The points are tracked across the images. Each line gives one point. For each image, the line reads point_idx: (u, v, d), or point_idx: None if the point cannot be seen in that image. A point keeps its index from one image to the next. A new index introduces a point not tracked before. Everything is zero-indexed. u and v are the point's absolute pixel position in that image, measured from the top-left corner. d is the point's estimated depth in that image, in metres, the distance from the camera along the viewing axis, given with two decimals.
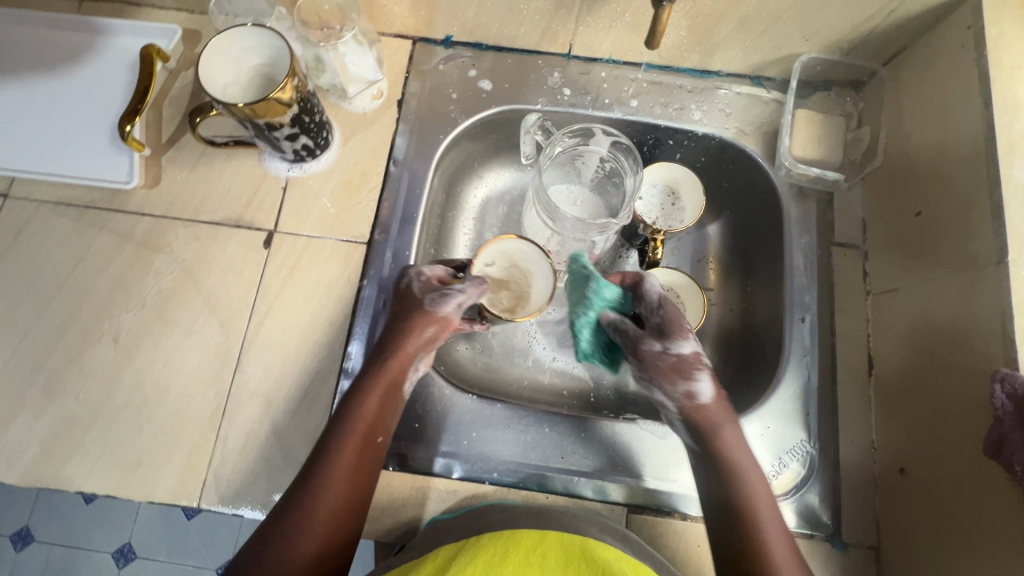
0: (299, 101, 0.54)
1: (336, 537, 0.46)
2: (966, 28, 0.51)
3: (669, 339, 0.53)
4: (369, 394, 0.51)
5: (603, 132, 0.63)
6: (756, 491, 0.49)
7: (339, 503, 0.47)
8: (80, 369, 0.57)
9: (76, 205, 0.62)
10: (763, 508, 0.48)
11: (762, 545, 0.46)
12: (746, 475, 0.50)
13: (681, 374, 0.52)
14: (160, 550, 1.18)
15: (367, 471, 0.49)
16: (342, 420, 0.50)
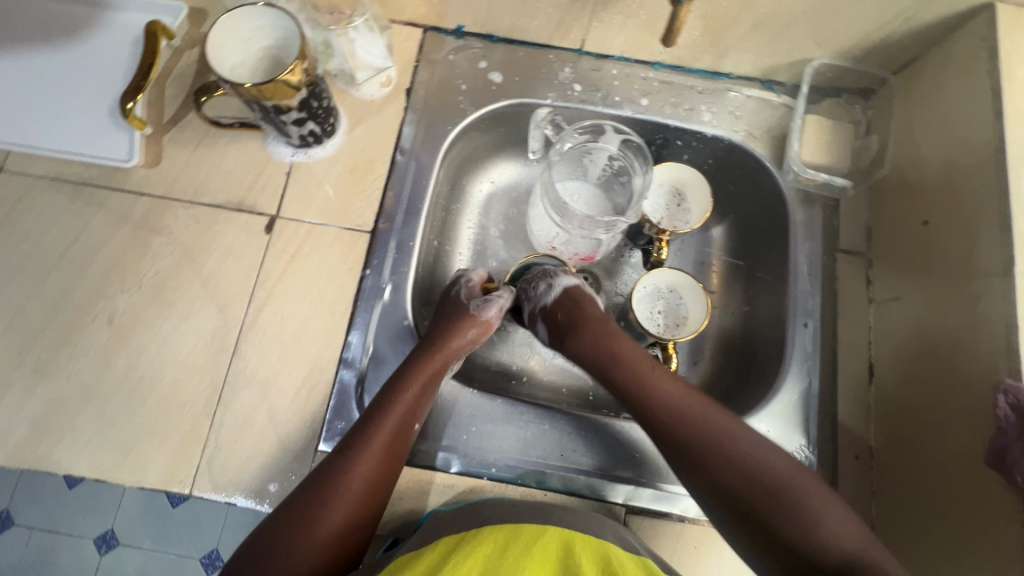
0: (308, 84, 0.53)
1: (354, 520, 0.48)
2: (980, 40, 0.51)
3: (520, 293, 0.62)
4: (413, 380, 0.52)
5: (614, 129, 0.64)
6: (653, 377, 0.54)
7: (363, 487, 0.48)
8: (72, 350, 0.56)
9: (74, 181, 0.60)
10: (667, 383, 0.53)
11: (682, 416, 0.51)
12: (639, 361, 0.55)
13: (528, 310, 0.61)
14: None
15: (398, 457, 0.50)
16: (387, 400, 0.51)
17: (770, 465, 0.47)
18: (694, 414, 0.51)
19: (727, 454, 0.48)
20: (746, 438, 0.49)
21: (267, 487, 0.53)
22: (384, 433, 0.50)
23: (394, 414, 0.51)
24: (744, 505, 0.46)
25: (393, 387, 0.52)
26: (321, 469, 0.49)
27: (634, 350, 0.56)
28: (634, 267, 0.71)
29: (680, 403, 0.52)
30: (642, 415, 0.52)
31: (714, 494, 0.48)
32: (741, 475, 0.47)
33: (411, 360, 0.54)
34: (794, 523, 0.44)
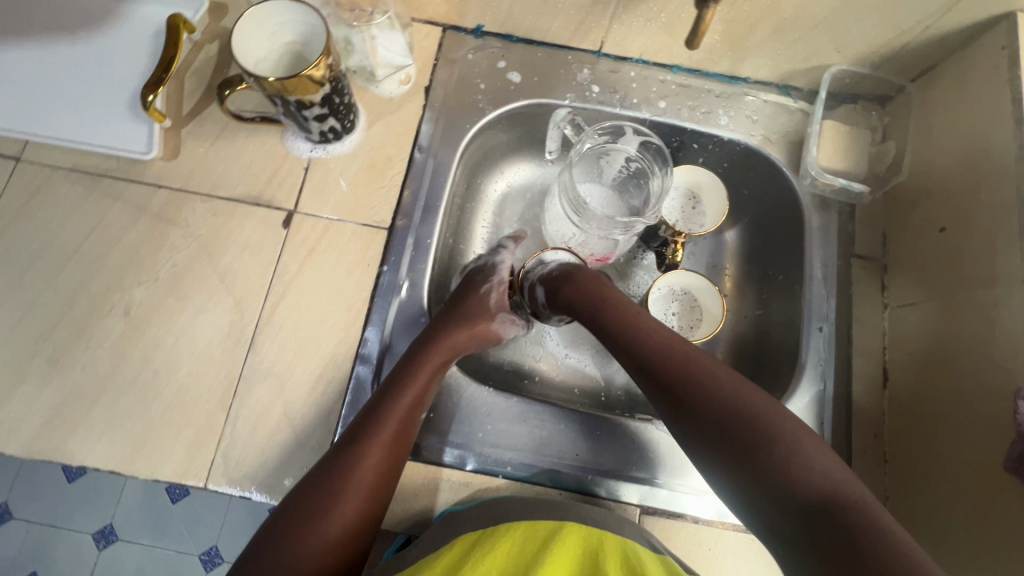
0: (331, 80, 0.53)
1: (362, 517, 0.47)
2: (1000, 49, 0.52)
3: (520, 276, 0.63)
4: (418, 372, 0.52)
5: (633, 131, 0.64)
6: (643, 322, 0.52)
7: (368, 483, 0.48)
8: (87, 341, 0.55)
9: (91, 172, 0.60)
10: (658, 329, 0.52)
11: (669, 360, 0.49)
12: (631, 309, 0.54)
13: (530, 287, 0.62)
14: (143, 533, 1.16)
15: (403, 451, 0.50)
16: (388, 397, 0.51)
17: (756, 407, 0.45)
18: (681, 357, 0.49)
19: (712, 395, 0.46)
20: (735, 383, 0.47)
21: (282, 481, 0.53)
22: (388, 427, 0.49)
23: (399, 409, 0.50)
24: (724, 446, 0.44)
25: (402, 379, 0.52)
26: (327, 464, 0.48)
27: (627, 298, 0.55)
28: (648, 268, 0.71)
29: (669, 347, 0.50)
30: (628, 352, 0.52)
31: (696, 437, 0.46)
32: (725, 416, 0.45)
33: (416, 353, 0.54)
34: (774, 464, 0.42)
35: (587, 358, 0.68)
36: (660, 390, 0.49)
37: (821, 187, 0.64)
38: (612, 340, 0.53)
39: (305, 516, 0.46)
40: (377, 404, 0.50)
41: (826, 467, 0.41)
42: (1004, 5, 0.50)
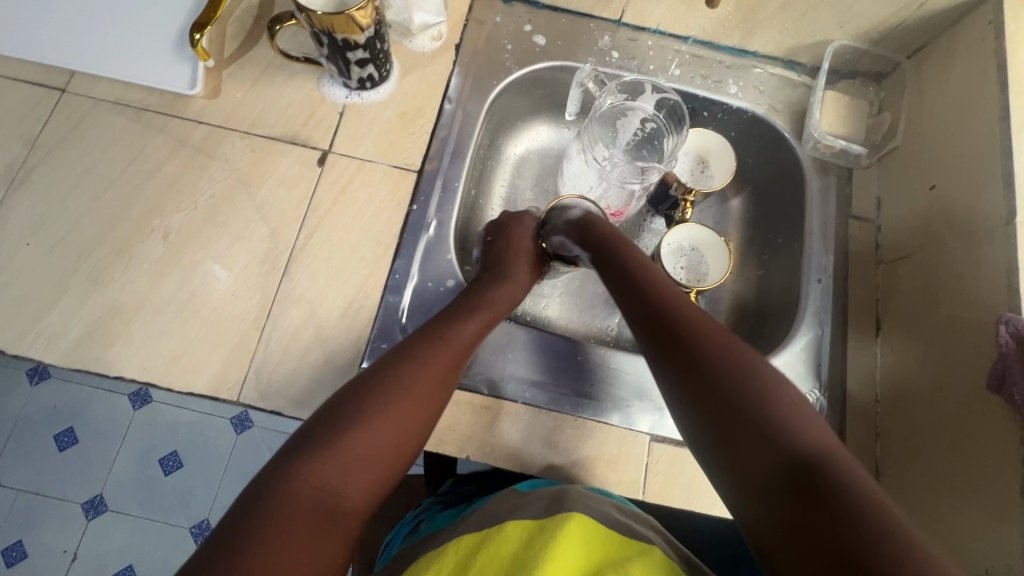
0: (374, 24, 0.57)
1: (404, 443, 0.47)
2: (988, 23, 0.57)
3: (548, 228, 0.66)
4: (471, 318, 0.54)
5: (652, 89, 0.69)
6: (674, 303, 0.50)
7: (417, 409, 0.48)
8: (126, 261, 0.58)
9: (135, 106, 0.63)
10: (686, 310, 0.49)
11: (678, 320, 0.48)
12: (660, 289, 0.52)
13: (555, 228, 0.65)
14: (133, 504, 1.13)
15: (449, 389, 0.51)
16: (444, 335, 0.52)
17: (776, 401, 0.41)
18: (702, 338, 0.46)
19: (727, 374, 0.43)
20: (762, 373, 0.43)
21: (311, 397, 0.55)
22: (441, 361, 0.50)
23: (454, 345, 0.52)
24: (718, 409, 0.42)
25: (457, 318, 0.54)
26: (381, 375, 0.48)
27: (660, 281, 0.53)
28: (656, 232, 0.76)
29: (692, 329, 0.47)
30: (646, 307, 0.51)
31: (693, 413, 0.44)
32: (730, 395, 0.42)
33: (466, 302, 0.56)
34: (773, 448, 0.39)
35: (596, 310, 0.72)
36: (667, 363, 0.47)
37: (822, 151, 0.69)
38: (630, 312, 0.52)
39: (358, 424, 0.45)
40: (433, 336, 0.52)
41: (832, 460, 0.37)
42: None
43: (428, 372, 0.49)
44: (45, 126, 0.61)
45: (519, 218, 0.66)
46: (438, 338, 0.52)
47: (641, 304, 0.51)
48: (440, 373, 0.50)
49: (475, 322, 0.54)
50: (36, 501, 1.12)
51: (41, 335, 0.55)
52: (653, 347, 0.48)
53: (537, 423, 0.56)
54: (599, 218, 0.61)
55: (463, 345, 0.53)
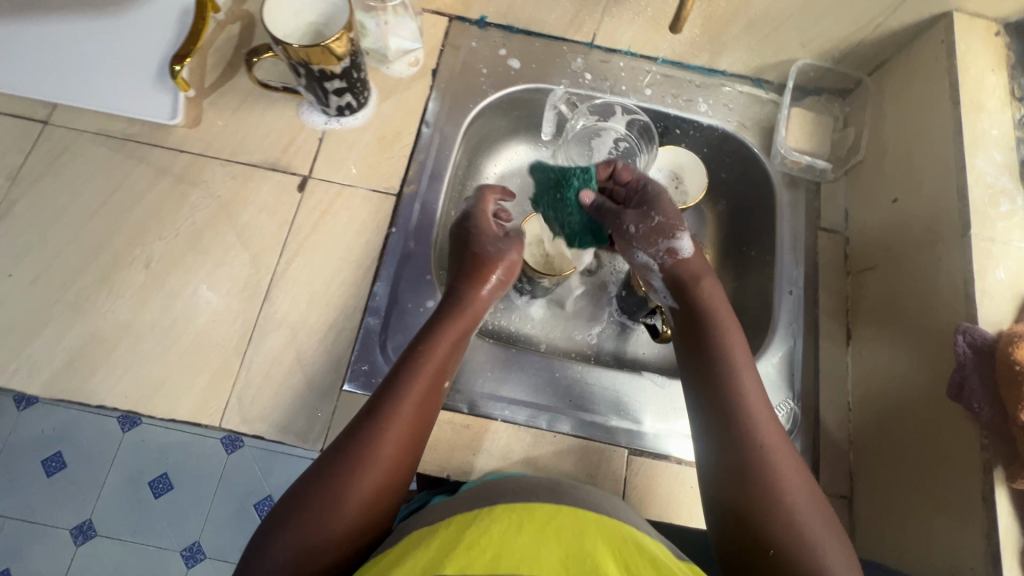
0: (350, 54, 0.59)
1: (392, 470, 0.47)
2: (939, 42, 0.60)
3: (658, 237, 0.59)
4: (445, 338, 0.54)
5: (623, 110, 0.73)
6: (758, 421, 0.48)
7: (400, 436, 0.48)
8: (108, 290, 0.58)
9: (117, 136, 0.64)
10: (759, 418, 0.48)
11: (755, 434, 0.47)
12: (743, 398, 0.49)
13: (661, 234, 0.59)
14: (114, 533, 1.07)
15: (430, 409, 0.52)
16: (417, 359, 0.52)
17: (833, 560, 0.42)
18: (775, 475, 0.45)
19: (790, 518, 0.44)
20: (814, 501, 0.45)
21: (293, 421, 0.56)
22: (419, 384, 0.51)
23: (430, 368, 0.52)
24: (770, 546, 0.43)
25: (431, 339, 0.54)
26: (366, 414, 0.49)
27: (744, 387, 0.50)
28: None
29: (768, 461, 0.46)
30: (724, 403, 0.49)
31: (736, 522, 0.45)
32: (782, 525, 0.43)
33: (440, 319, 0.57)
34: None
35: (577, 324, 0.73)
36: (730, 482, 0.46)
37: (790, 166, 0.71)
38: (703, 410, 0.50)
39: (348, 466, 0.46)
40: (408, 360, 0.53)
41: None
42: (941, 5, 0.59)
43: (407, 412, 0.49)
44: (27, 158, 0.62)
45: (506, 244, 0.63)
46: (419, 367, 0.52)
47: (721, 412, 0.49)
48: (418, 397, 0.50)
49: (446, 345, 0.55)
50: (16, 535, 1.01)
51: (24, 365, 0.55)
52: (719, 458, 0.48)
53: (517, 440, 0.57)
54: (699, 279, 0.57)
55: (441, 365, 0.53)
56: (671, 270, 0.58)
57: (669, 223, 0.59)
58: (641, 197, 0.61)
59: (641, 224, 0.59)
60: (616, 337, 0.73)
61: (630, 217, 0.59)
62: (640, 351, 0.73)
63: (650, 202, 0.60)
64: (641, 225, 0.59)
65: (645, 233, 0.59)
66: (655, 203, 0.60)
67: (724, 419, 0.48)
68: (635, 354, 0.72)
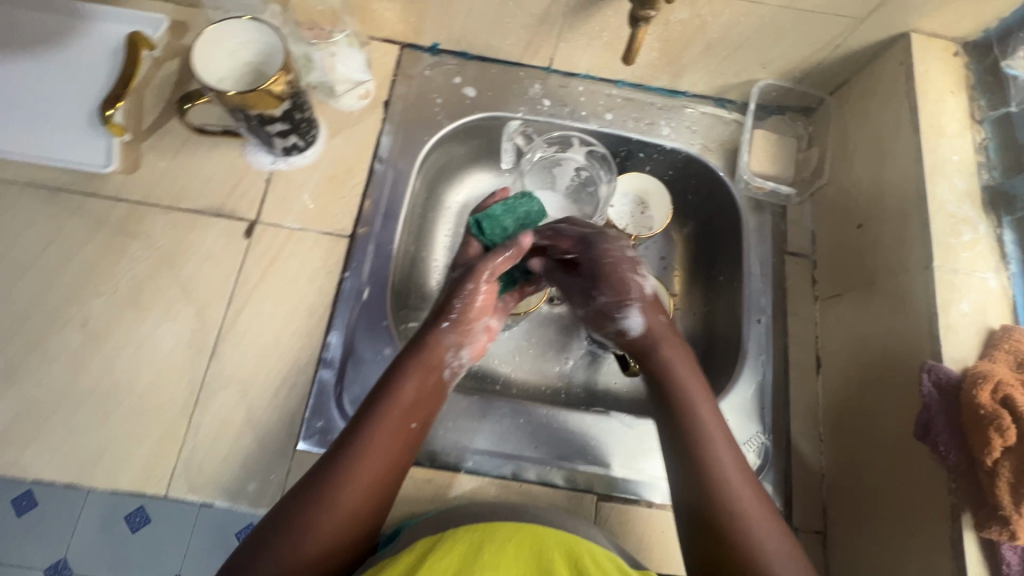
0: (290, 96, 0.56)
1: (363, 511, 0.45)
2: (899, 64, 0.59)
3: (600, 325, 0.59)
4: (413, 367, 0.51)
5: (580, 142, 0.71)
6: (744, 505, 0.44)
7: (374, 474, 0.46)
8: (44, 354, 0.55)
9: (48, 187, 0.60)
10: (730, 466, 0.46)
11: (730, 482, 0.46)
12: (723, 479, 0.46)
13: (603, 320, 0.58)
14: None
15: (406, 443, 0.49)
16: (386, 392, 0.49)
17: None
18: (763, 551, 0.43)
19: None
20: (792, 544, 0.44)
21: (246, 485, 0.53)
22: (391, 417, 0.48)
23: (403, 399, 0.49)
24: None
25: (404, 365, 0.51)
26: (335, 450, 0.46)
27: (721, 456, 0.47)
28: None
29: (757, 549, 0.42)
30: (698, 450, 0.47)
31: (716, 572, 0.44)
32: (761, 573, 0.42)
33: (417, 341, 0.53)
34: None
35: (545, 357, 0.71)
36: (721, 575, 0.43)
37: (755, 191, 0.69)
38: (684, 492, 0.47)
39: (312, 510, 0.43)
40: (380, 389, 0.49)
41: None
42: (899, 27, 0.58)
43: (369, 465, 0.46)
44: None
45: (493, 257, 0.56)
46: (394, 398, 0.49)
47: (701, 498, 0.45)
48: (389, 431, 0.48)
49: (413, 381, 0.50)
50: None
51: None
52: (705, 550, 0.44)
53: (481, 490, 0.56)
54: (660, 344, 0.54)
55: (414, 395, 0.50)
56: (632, 346, 0.56)
57: (609, 308, 0.57)
58: (583, 270, 0.59)
59: (585, 307, 0.59)
60: (587, 367, 0.71)
61: (576, 301, 0.60)
62: (611, 382, 0.71)
63: (592, 278, 0.58)
64: (584, 309, 0.60)
65: (589, 317, 0.60)
66: (598, 282, 0.58)
67: (705, 506, 0.45)
68: (606, 386, 0.70)
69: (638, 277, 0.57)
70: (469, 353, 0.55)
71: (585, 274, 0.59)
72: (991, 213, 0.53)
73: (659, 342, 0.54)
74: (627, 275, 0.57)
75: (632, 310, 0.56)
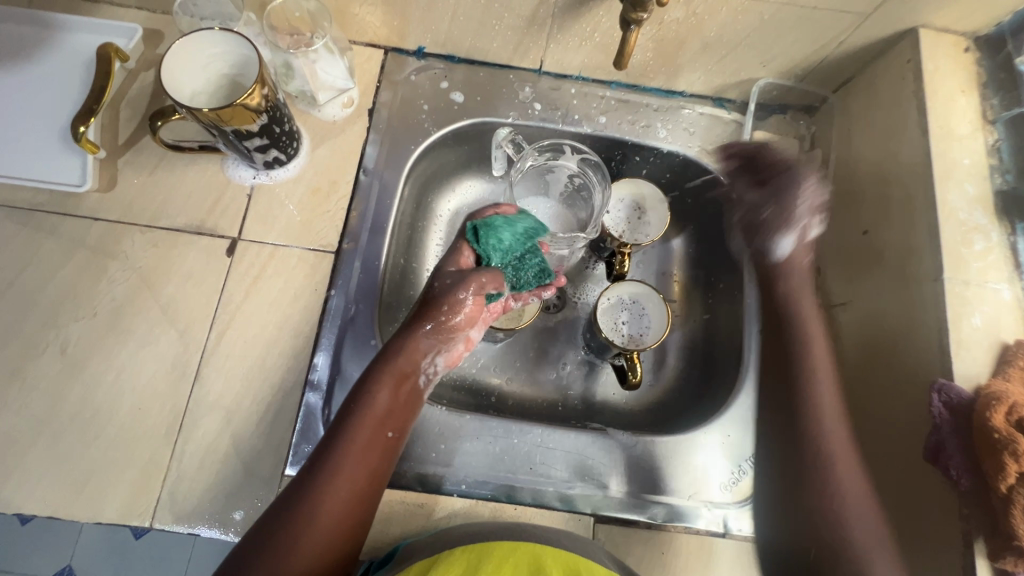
0: (268, 109, 0.53)
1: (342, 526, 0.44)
2: (906, 62, 0.56)
3: (748, 236, 0.63)
4: (383, 379, 0.51)
5: (571, 149, 0.65)
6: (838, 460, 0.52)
7: (348, 488, 0.45)
8: (22, 383, 0.53)
9: (22, 207, 0.58)
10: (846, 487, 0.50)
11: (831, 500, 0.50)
12: (835, 495, 0.50)
13: (767, 234, 0.61)
14: None
15: (381, 455, 0.48)
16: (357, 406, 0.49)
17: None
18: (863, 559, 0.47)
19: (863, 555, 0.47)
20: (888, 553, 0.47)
21: (231, 514, 0.52)
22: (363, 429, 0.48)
23: (374, 411, 0.49)
24: None
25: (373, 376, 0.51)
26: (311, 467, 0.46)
27: (844, 475, 0.51)
28: (599, 279, 0.72)
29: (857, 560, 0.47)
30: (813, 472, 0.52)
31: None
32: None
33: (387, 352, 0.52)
34: None
35: (541, 370, 0.68)
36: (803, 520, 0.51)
37: None
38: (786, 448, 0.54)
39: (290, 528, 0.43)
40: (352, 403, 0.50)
41: None
42: (906, 23, 0.55)
43: (342, 479, 0.45)
44: None
45: (481, 274, 0.55)
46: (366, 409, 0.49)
47: (805, 514, 0.51)
48: (361, 443, 0.48)
49: (385, 392, 0.50)
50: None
51: None
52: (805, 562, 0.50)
53: (475, 514, 0.54)
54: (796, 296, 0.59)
55: (386, 406, 0.50)
56: (768, 267, 0.61)
57: (782, 229, 0.60)
58: (783, 195, 0.61)
59: (744, 217, 0.63)
60: (584, 378, 0.68)
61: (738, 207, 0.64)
62: (609, 393, 0.67)
63: (760, 195, 0.62)
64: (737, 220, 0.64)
65: (744, 224, 0.63)
66: (778, 198, 0.61)
67: (815, 524, 0.50)
68: (605, 398, 0.67)
69: (814, 219, 0.60)
70: (444, 360, 0.54)
71: (778, 197, 0.61)
72: (1004, 219, 0.50)
73: (793, 276, 0.60)
74: (807, 211, 0.60)
75: (797, 248, 0.60)
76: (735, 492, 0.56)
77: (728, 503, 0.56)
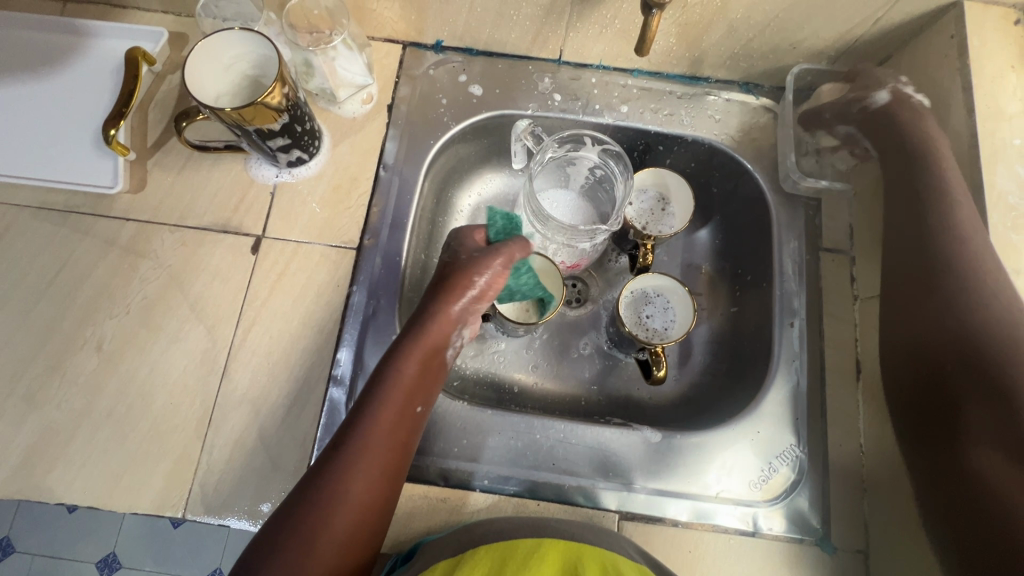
0: (288, 108, 0.54)
1: (375, 496, 0.45)
2: (950, 37, 0.53)
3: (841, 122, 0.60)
4: (409, 357, 0.49)
5: (592, 140, 0.63)
6: (940, 284, 0.48)
7: (380, 462, 0.46)
8: (61, 378, 0.56)
9: (59, 209, 0.60)
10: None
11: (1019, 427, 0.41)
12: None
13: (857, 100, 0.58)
14: (146, 559, 1.01)
15: (410, 427, 0.49)
16: (383, 379, 0.48)
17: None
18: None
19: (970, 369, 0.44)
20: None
21: (260, 507, 0.53)
22: (390, 403, 0.47)
23: (401, 383, 0.48)
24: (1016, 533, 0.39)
25: (404, 347, 0.50)
26: (340, 438, 0.46)
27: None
28: (623, 272, 0.71)
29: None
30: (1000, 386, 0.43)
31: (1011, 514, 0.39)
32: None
33: (413, 325, 0.51)
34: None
35: (561, 365, 0.67)
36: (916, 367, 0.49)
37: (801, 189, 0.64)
38: (895, 287, 0.53)
39: (324, 497, 0.43)
40: (379, 374, 0.49)
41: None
42: None
43: (373, 451, 0.45)
44: None
45: (509, 243, 0.54)
46: (395, 380, 0.48)
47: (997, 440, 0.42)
48: (390, 416, 0.47)
49: (412, 365, 0.49)
50: (53, 564, 1.01)
51: None
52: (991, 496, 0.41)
53: (498, 510, 0.53)
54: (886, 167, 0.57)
55: (412, 378, 0.49)
56: (868, 121, 0.58)
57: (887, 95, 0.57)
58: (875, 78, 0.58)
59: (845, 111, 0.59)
60: (608, 373, 0.67)
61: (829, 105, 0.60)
62: (632, 388, 0.66)
63: (863, 78, 0.59)
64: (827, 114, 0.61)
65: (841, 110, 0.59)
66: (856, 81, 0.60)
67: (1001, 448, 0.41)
68: (629, 394, 0.66)
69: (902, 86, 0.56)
70: (470, 335, 0.55)
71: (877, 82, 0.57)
72: None
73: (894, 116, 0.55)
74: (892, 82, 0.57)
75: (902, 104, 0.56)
76: (765, 490, 0.55)
77: (758, 502, 0.55)
